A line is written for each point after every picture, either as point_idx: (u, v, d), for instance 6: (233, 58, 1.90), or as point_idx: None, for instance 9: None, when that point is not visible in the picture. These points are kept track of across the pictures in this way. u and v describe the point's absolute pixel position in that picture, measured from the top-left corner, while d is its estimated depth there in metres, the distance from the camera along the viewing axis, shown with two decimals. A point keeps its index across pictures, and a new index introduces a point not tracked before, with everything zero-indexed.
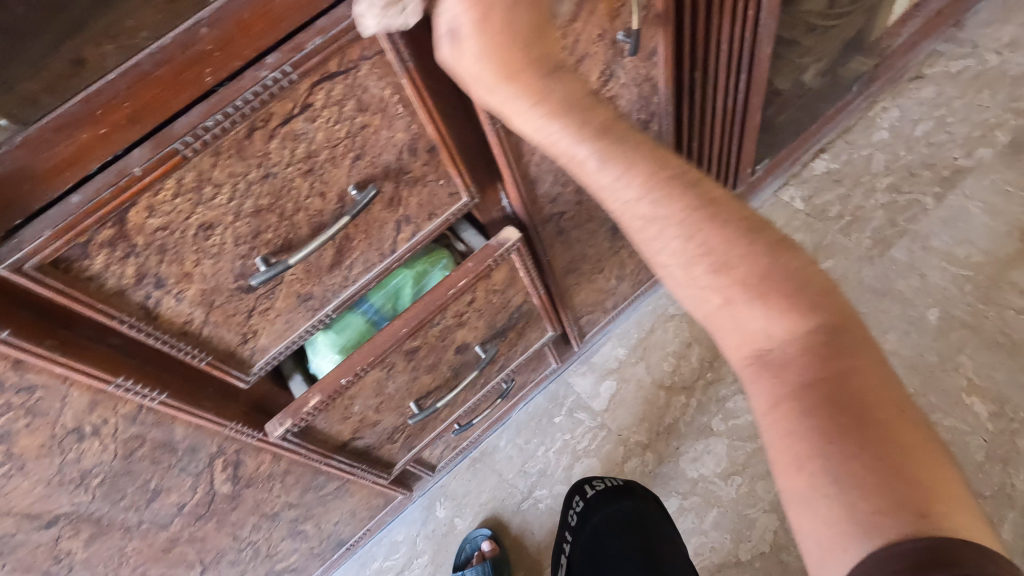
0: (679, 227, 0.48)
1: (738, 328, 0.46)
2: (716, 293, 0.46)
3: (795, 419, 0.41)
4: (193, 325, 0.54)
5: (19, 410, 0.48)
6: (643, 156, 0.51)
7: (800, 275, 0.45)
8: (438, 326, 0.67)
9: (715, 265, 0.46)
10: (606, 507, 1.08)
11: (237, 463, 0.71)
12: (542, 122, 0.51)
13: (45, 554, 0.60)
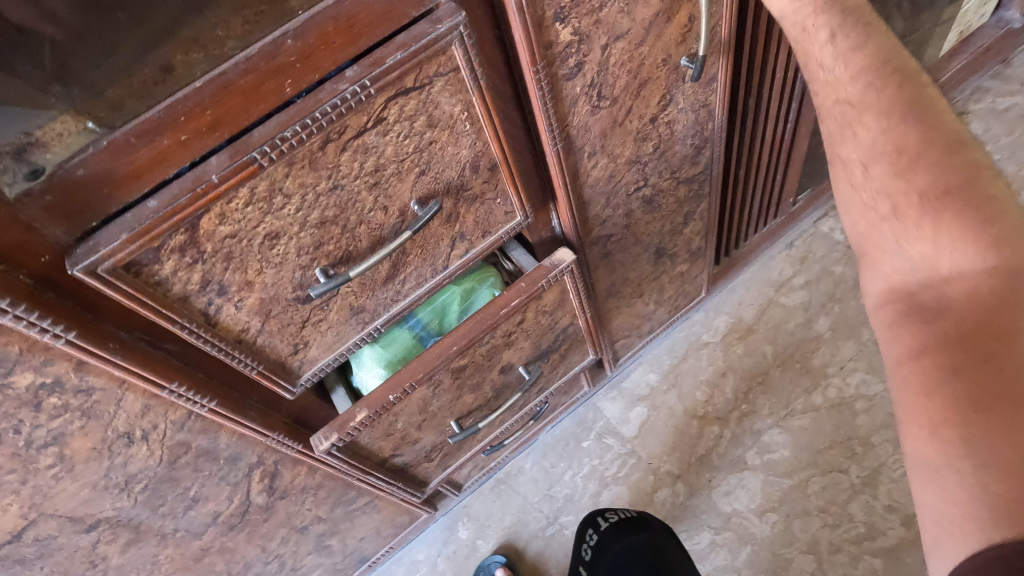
0: (872, 125, 0.50)
1: (903, 248, 0.47)
2: (888, 201, 0.48)
3: (938, 367, 0.42)
4: (248, 334, 0.54)
5: (76, 412, 0.48)
6: (867, 45, 0.51)
7: (988, 211, 0.43)
8: (486, 345, 0.66)
9: (897, 171, 0.47)
10: (617, 540, 1.06)
11: (274, 474, 0.70)
12: (788, 14, 0.53)
13: (82, 559, 0.60)
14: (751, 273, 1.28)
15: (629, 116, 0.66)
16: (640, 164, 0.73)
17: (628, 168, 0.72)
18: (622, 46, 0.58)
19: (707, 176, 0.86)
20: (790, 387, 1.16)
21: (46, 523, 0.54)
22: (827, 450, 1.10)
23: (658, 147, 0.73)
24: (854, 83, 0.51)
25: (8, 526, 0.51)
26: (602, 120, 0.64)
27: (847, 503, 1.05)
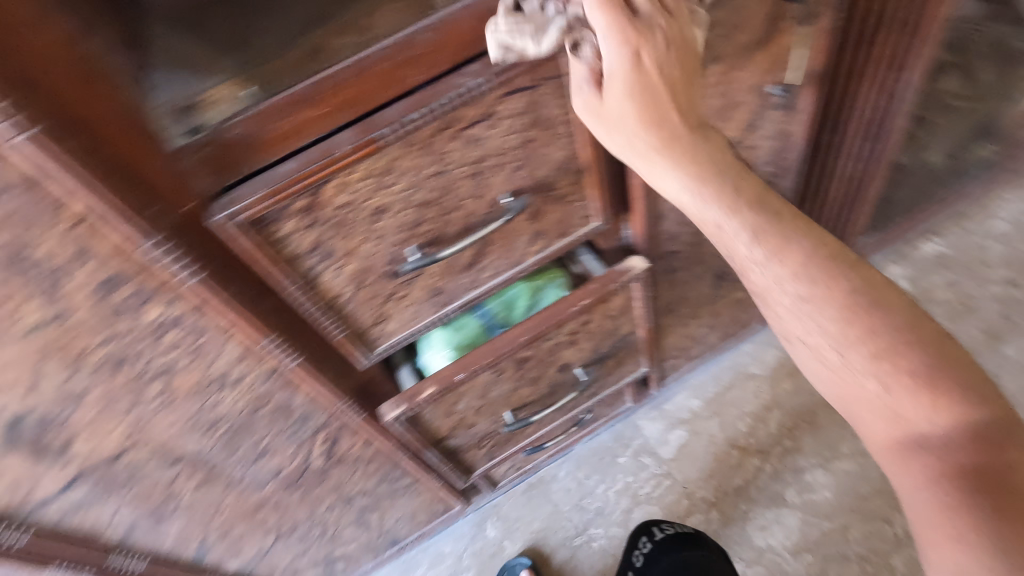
0: (835, 325, 0.52)
1: (889, 413, 0.51)
2: (873, 380, 0.51)
3: (932, 491, 0.48)
4: (340, 300, 0.58)
5: (186, 350, 0.53)
6: (790, 238, 0.53)
7: (956, 369, 0.49)
8: (551, 340, 0.68)
9: (875, 353, 0.50)
10: (670, 552, 1.06)
11: (335, 439, 0.74)
12: (669, 170, 0.52)
13: (160, 491, 0.64)
14: None
15: None
16: None
17: None
18: (717, 68, 0.61)
19: None
20: (838, 429, 1.14)
21: (140, 450, 0.58)
22: (871, 498, 1.07)
23: None
24: (776, 271, 0.54)
25: (110, 446, 0.56)
26: None
27: (888, 554, 1.02)
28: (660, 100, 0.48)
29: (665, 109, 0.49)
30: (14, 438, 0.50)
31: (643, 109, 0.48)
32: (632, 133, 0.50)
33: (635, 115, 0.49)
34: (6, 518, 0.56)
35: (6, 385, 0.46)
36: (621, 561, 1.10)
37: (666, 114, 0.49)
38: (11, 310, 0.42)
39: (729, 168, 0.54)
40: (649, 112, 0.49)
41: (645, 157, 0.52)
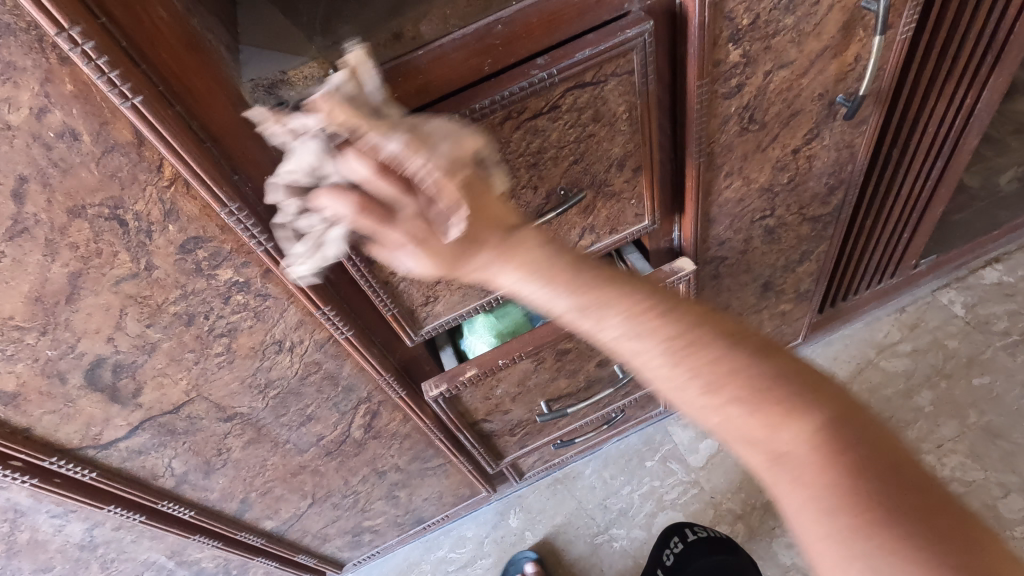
0: (667, 362, 0.42)
1: (747, 440, 0.40)
2: (715, 414, 0.41)
3: (862, 534, 0.35)
4: (394, 277, 0.60)
5: (251, 312, 0.56)
6: (603, 294, 0.44)
7: (683, 334, 0.42)
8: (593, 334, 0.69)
9: (707, 387, 0.41)
10: (700, 554, 1.01)
11: (375, 412, 0.76)
12: (514, 285, 0.44)
13: (212, 445, 0.68)
14: (853, 330, 1.26)
15: (773, 143, 0.68)
16: (770, 193, 0.75)
17: (758, 195, 0.74)
18: (783, 75, 0.60)
19: (833, 218, 0.85)
20: None
21: (199, 404, 0.62)
22: None
23: (792, 179, 0.75)
24: (641, 341, 0.43)
25: (173, 397, 0.60)
26: (746, 143, 0.66)
27: None
28: (463, 237, 0.42)
29: (484, 232, 0.43)
30: (93, 380, 0.54)
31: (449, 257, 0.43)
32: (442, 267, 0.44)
33: (441, 261, 0.43)
34: (76, 455, 0.60)
35: (92, 330, 0.50)
36: (653, 562, 1.06)
37: (501, 236, 0.43)
38: (103, 260, 0.46)
39: (595, 263, 0.46)
40: (466, 249, 0.43)
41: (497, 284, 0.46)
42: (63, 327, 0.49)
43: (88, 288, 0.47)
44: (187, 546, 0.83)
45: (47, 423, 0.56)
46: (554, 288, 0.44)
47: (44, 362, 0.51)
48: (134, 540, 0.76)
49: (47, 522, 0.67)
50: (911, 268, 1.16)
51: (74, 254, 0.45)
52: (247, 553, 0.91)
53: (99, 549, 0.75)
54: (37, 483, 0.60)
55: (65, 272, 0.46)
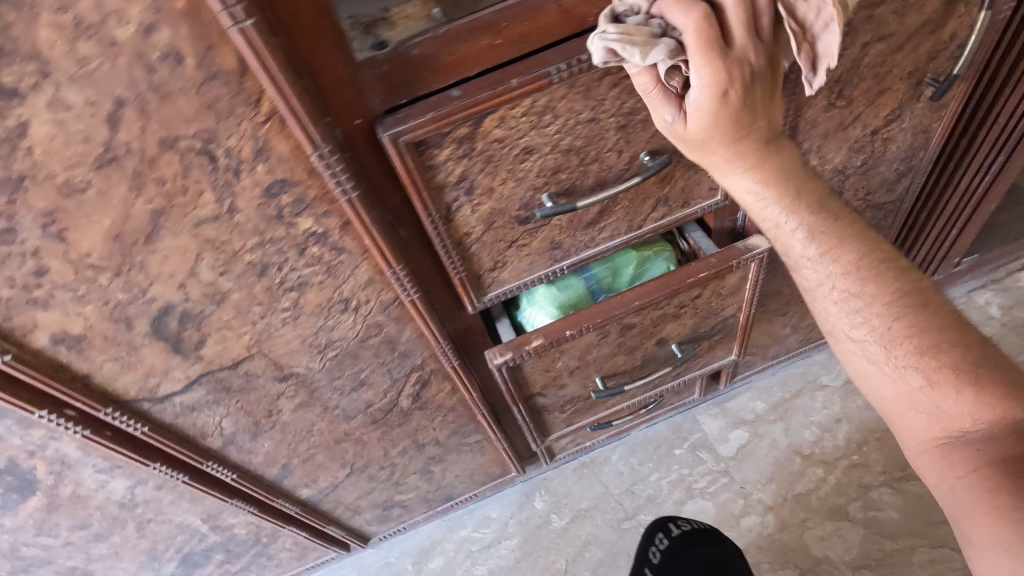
0: (882, 329, 0.51)
1: (934, 410, 0.50)
2: (919, 374, 0.50)
3: (971, 483, 0.47)
4: (468, 239, 0.58)
5: (323, 266, 0.54)
6: (848, 243, 0.54)
7: (958, 334, 0.50)
8: (659, 310, 0.67)
9: (919, 350, 0.49)
10: (687, 547, 1.03)
11: (425, 382, 0.75)
12: (752, 185, 0.54)
13: (264, 406, 0.66)
14: None
15: (855, 122, 0.66)
16: (841, 176, 0.73)
17: (830, 177, 0.72)
18: (880, 48, 0.58)
19: (895, 207, 0.83)
20: None
21: (258, 361, 0.60)
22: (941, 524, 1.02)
23: (865, 162, 0.73)
24: (829, 270, 0.54)
25: (234, 352, 0.58)
26: (829, 120, 0.64)
27: None
28: (740, 105, 0.47)
29: (745, 121, 0.49)
30: (158, 329, 0.52)
31: (725, 128, 0.49)
32: (700, 140, 0.51)
33: (716, 131, 0.49)
34: (130, 407, 0.58)
35: (165, 275, 0.48)
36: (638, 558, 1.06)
37: (751, 129, 0.50)
38: (187, 199, 0.44)
39: (806, 175, 0.55)
40: (736, 129, 0.49)
41: (698, 156, 0.53)
42: (137, 269, 0.47)
43: (169, 228, 0.45)
44: (223, 511, 0.81)
45: (106, 371, 0.53)
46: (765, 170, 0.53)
47: (113, 306, 0.49)
48: (173, 501, 0.75)
49: (92, 476, 0.65)
50: (953, 267, 1.15)
51: (160, 190, 0.43)
52: (280, 521, 0.89)
53: (138, 508, 0.73)
54: (89, 434, 0.59)
55: (147, 210, 0.43)
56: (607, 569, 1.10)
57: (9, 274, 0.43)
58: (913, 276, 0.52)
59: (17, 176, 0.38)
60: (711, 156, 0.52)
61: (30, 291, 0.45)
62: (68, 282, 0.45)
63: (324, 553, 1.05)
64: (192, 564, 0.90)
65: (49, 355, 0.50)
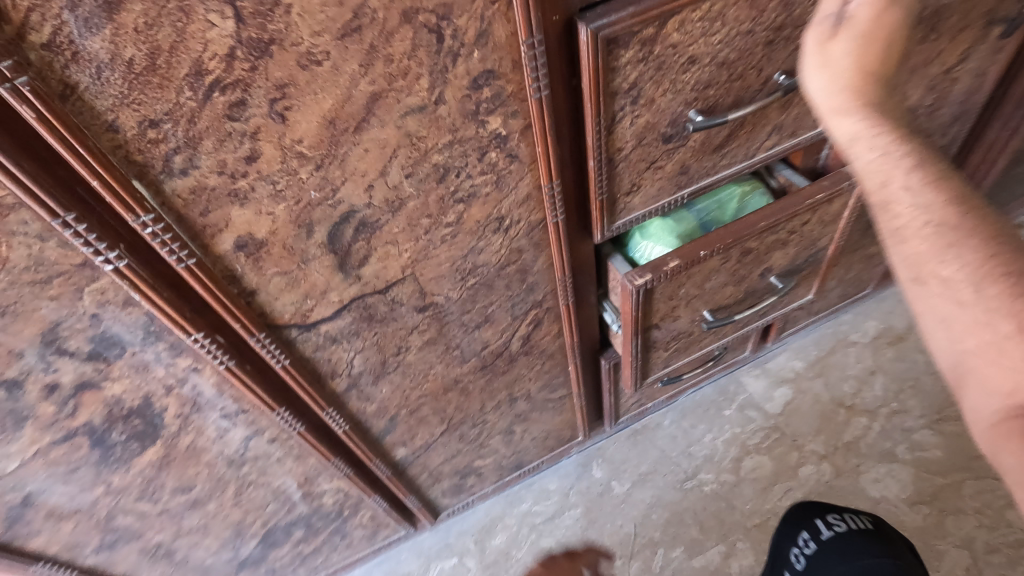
0: (929, 245, 0.38)
1: (1020, 368, 0.34)
2: (1009, 320, 0.34)
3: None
4: (618, 155, 0.59)
5: (494, 176, 0.54)
6: (905, 140, 0.42)
7: (989, 222, 0.37)
8: (774, 235, 0.71)
9: (942, 244, 0.37)
10: (845, 555, 0.78)
11: (538, 322, 0.75)
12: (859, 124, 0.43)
13: (395, 341, 0.64)
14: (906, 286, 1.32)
15: (938, 58, 0.72)
16: (914, 114, 0.79)
17: (906, 115, 0.78)
18: None
19: (944, 153, 0.91)
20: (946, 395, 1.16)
21: (407, 286, 0.59)
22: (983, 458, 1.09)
23: (934, 102, 0.79)
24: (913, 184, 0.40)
25: (390, 273, 0.56)
26: (921, 53, 0.70)
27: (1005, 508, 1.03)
28: (865, 69, 0.43)
29: (886, 73, 0.44)
30: (333, 239, 0.50)
31: (859, 79, 0.43)
32: (837, 95, 0.43)
33: (846, 86, 0.43)
34: (278, 335, 0.56)
35: (359, 173, 0.47)
36: (775, 559, 0.86)
37: (882, 90, 0.44)
38: (405, 84, 0.43)
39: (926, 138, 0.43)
40: (870, 79, 0.43)
41: (827, 123, 0.45)
42: (337, 163, 0.45)
43: (378, 117, 0.44)
44: (320, 474, 0.77)
45: (272, 288, 0.51)
46: (891, 169, 0.41)
47: (302, 207, 0.47)
48: (279, 459, 0.71)
49: (215, 423, 0.61)
50: None
51: (384, 70, 0.42)
52: (368, 488, 0.85)
53: (244, 467, 0.69)
54: (233, 367, 0.55)
55: (366, 93, 0.42)
56: (676, 528, 1.10)
57: (222, 158, 0.41)
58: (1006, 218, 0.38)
59: (266, 39, 0.37)
60: (843, 121, 0.43)
61: (234, 181, 0.43)
62: (272, 173, 0.43)
63: (393, 532, 1.01)
64: (272, 542, 0.84)
65: (226, 263, 0.47)
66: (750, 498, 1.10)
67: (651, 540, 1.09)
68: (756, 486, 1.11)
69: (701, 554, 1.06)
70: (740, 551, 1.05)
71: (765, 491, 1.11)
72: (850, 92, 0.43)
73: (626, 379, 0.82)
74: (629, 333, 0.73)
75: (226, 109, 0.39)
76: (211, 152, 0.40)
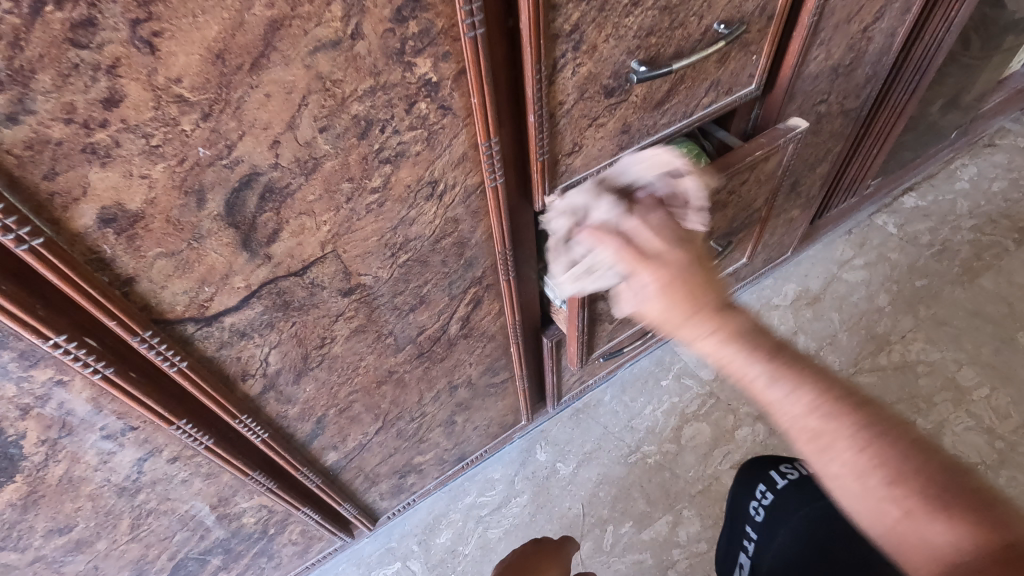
0: (823, 424, 0.43)
1: (921, 545, 0.38)
2: (895, 503, 0.40)
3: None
4: (560, 110, 0.54)
5: (425, 132, 0.47)
6: (809, 378, 0.45)
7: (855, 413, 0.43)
8: (717, 195, 0.69)
9: (820, 450, 0.43)
10: (804, 501, 0.69)
11: (478, 301, 0.69)
12: (715, 342, 0.48)
13: (318, 331, 0.56)
14: (816, 251, 1.39)
15: (856, 16, 0.73)
16: (834, 74, 0.80)
17: (827, 74, 0.79)
18: None
19: (855, 115, 0.94)
20: (859, 348, 1.24)
21: (327, 266, 0.51)
22: (896, 405, 1.16)
23: (851, 62, 0.81)
24: (800, 406, 0.44)
25: (306, 251, 0.48)
26: (843, 9, 0.70)
27: None
28: (693, 281, 0.50)
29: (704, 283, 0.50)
30: (232, 209, 0.41)
31: (682, 284, 0.50)
32: (672, 312, 0.50)
33: (671, 299, 0.50)
34: (170, 332, 0.46)
35: (261, 126, 0.38)
36: (733, 514, 0.79)
37: (707, 290, 0.50)
38: (312, 10, 0.35)
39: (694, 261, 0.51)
40: (687, 291, 0.50)
41: (680, 331, 0.50)
42: (231, 111, 0.37)
43: (281, 52, 0.36)
44: (236, 493, 0.67)
45: (157, 274, 0.42)
46: (731, 358, 0.48)
47: (189, 168, 0.38)
48: (183, 481, 0.60)
49: (96, 446, 0.50)
50: (866, 188, 1.32)
51: None
52: (296, 501, 0.76)
53: (139, 496, 0.58)
54: (111, 375, 0.44)
55: (263, 18, 0.34)
56: (624, 503, 1.08)
57: (67, 100, 0.31)
58: (827, 379, 0.45)
59: None
60: (695, 332, 0.49)
61: (89, 132, 0.33)
62: (142, 123, 0.34)
63: (327, 544, 0.92)
64: None
65: (89, 243, 0.37)
66: (692, 466, 1.11)
67: (600, 519, 1.07)
68: (698, 453, 1.13)
69: (649, 527, 1.06)
70: (686, 518, 1.06)
71: (706, 457, 1.12)
72: (681, 312, 0.49)
73: (572, 356, 0.79)
74: (575, 306, 0.69)
75: (68, 30, 0.29)
76: (50, 92, 0.31)
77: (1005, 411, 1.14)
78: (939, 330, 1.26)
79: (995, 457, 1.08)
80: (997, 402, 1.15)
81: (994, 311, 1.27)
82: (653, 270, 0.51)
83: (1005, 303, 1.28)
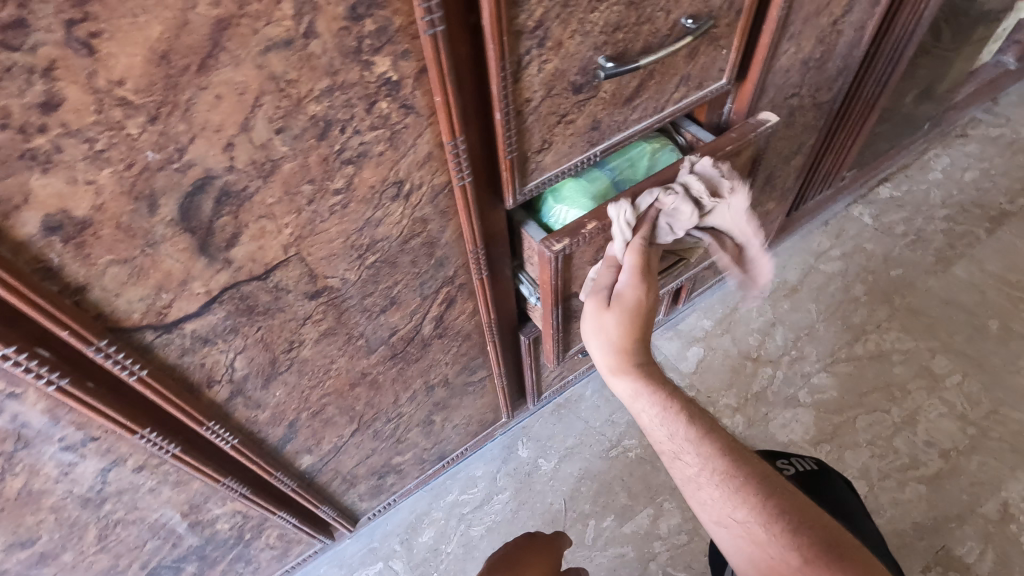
0: (718, 486, 0.54)
1: (775, 570, 0.49)
2: (754, 519, 0.52)
3: None
4: (527, 107, 0.54)
5: (387, 132, 0.46)
6: (711, 435, 0.57)
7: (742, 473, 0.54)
8: None
9: (716, 465, 0.55)
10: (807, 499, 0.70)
11: (451, 300, 0.68)
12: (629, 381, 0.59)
13: (286, 335, 0.55)
14: (793, 243, 1.41)
15: (825, 9, 0.73)
16: (805, 68, 0.81)
17: (799, 68, 0.79)
18: None
19: (828, 108, 0.95)
20: (835, 339, 1.25)
21: (292, 269, 0.50)
22: (871, 393, 1.18)
23: (822, 55, 0.81)
24: (699, 449, 0.56)
25: (269, 255, 0.47)
26: (812, 2, 0.70)
27: (892, 437, 1.12)
28: (636, 327, 0.58)
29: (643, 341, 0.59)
30: (187, 213, 0.40)
31: (625, 345, 0.58)
32: (610, 360, 0.59)
33: (617, 351, 0.59)
34: (128, 341, 0.45)
35: (213, 128, 0.37)
36: None
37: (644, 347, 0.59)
38: (261, 9, 0.34)
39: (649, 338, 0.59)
40: (628, 349, 0.58)
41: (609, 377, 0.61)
42: (180, 114, 0.36)
43: (230, 51, 0.35)
44: (208, 499, 0.66)
45: (110, 281, 0.40)
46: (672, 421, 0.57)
47: (137, 173, 0.36)
48: (152, 490, 0.59)
49: (55, 458, 0.48)
50: (841, 179, 1.33)
51: None
52: (272, 505, 0.75)
53: (105, 506, 0.56)
54: (67, 386, 0.43)
55: (209, 17, 0.33)
56: (605, 498, 1.09)
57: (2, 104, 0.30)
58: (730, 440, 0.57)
59: None
60: (619, 380, 0.60)
61: (27, 137, 0.32)
62: (84, 127, 0.33)
63: (307, 547, 0.91)
64: None
65: (34, 252, 0.36)
66: None
67: (582, 514, 1.08)
68: None
69: (631, 521, 1.06)
70: (667, 511, 1.07)
71: None
72: (619, 364, 0.59)
73: (549, 353, 0.78)
74: (549, 304, 0.69)
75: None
76: None
77: (976, 397, 1.16)
78: (913, 319, 1.28)
79: (966, 443, 1.10)
80: (969, 388, 1.17)
81: (966, 299, 1.29)
82: (610, 316, 0.59)
83: (976, 291, 1.30)
